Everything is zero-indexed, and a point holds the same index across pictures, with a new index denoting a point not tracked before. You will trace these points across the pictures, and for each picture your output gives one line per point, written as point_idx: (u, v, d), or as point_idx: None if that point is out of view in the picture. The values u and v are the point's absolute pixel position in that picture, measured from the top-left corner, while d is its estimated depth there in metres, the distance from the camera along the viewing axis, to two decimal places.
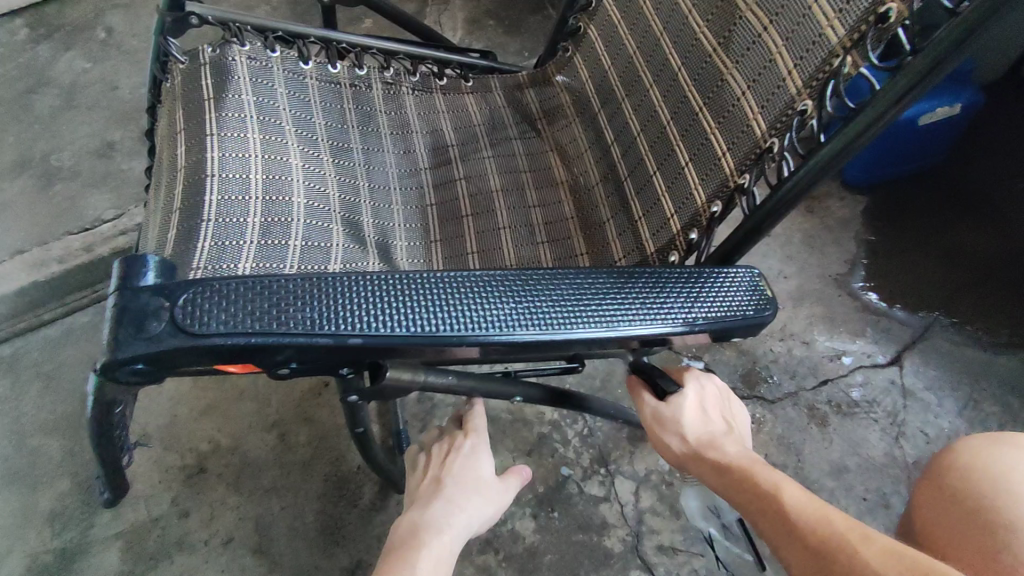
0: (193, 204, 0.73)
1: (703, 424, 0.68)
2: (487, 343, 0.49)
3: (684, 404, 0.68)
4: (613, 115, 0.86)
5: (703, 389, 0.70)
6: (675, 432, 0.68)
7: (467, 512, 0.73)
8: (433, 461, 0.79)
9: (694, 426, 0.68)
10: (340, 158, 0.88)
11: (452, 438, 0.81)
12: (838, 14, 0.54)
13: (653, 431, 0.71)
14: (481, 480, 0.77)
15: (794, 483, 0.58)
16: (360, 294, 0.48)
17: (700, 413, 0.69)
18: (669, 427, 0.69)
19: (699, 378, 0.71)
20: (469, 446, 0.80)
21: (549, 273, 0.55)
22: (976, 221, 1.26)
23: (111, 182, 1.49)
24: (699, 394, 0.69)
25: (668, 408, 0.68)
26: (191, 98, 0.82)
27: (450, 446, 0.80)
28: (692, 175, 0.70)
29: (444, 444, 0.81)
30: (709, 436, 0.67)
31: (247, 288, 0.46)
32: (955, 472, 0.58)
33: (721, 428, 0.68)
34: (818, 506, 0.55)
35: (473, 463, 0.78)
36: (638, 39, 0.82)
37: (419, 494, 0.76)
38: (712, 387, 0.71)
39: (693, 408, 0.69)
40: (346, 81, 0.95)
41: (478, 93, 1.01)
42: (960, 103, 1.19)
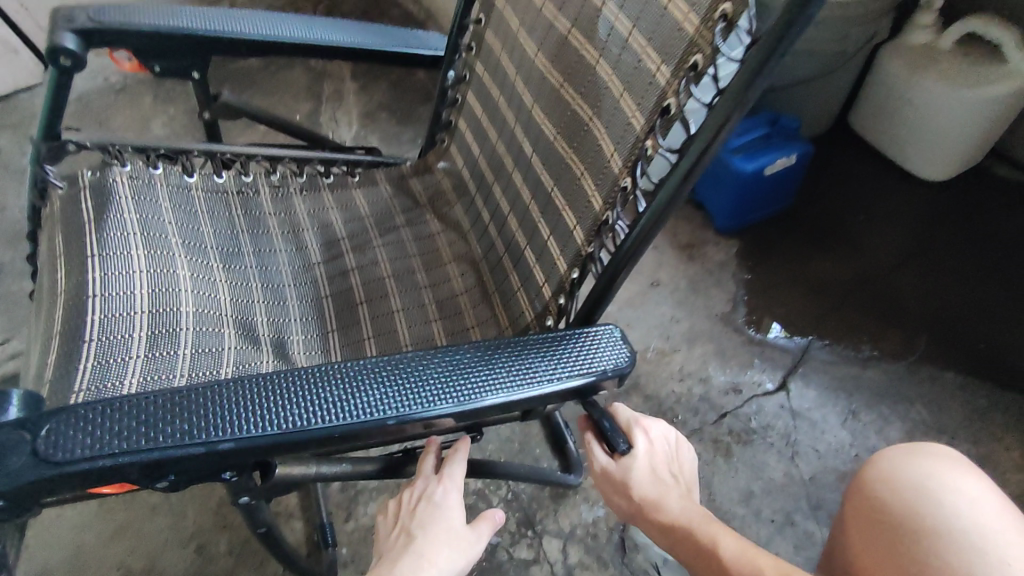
0: (73, 326, 0.74)
1: (654, 479, 0.70)
2: (363, 428, 0.52)
3: (636, 463, 0.69)
4: (487, 197, 0.94)
5: (654, 442, 0.70)
6: (624, 485, 0.70)
7: (438, 566, 0.65)
8: (403, 508, 0.70)
9: (643, 481, 0.70)
10: (230, 263, 0.91)
11: (426, 481, 0.70)
12: (637, 108, 0.63)
13: (602, 482, 0.72)
14: (454, 525, 0.68)
15: (730, 532, 0.67)
16: (232, 402, 0.50)
17: (650, 470, 0.70)
18: (615, 480, 0.70)
19: (648, 431, 0.70)
20: (440, 489, 0.69)
21: (420, 355, 0.59)
22: (833, 254, 1.42)
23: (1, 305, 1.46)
24: (650, 451, 0.70)
25: (620, 468, 0.69)
26: (71, 221, 0.84)
27: (421, 488, 0.69)
28: (554, 246, 0.78)
29: (415, 490, 0.70)
30: (658, 497, 0.69)
31: (116, 411, 0.48)
32: (881, 483, 0.72)
33: (668, 480, 0.71)
34: (748, 551, 0.64)
35: (446, 507, 0.69)
36: (497, 130, 0.91)
37: (387, 546, 0.68)
38: (659, 435, 0.72)
39: (644, 467, 0.70)
40: (233, 188, 0.99)
41: (365, 187, 1.07)
42: (795, 153, 1.34)
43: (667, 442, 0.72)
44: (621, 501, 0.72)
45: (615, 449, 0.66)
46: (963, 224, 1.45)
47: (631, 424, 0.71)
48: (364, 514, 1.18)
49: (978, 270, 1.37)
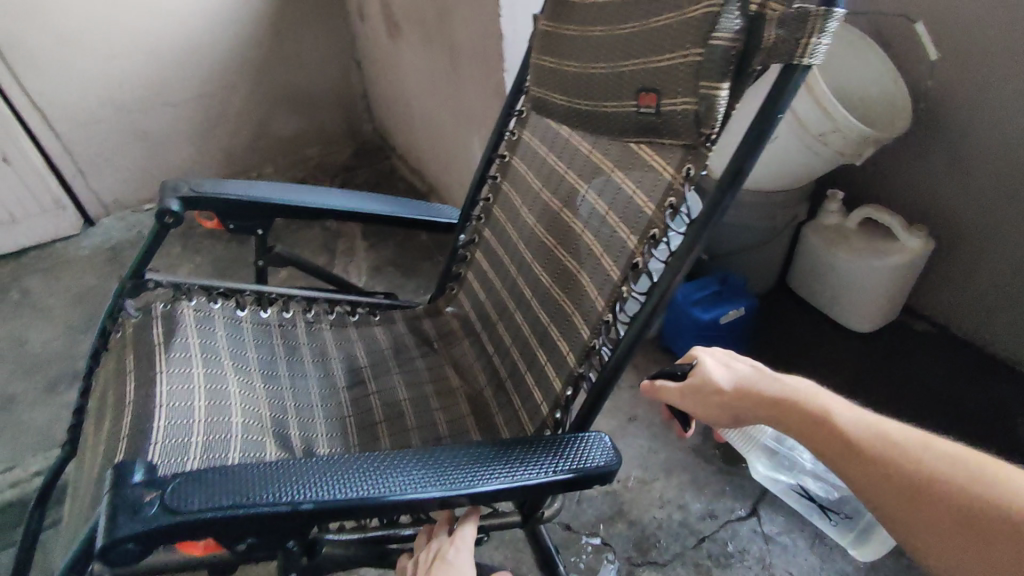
0: (141, 430, 0.86)
1: (734, 373, 0.79)
2: (408, 500, 0.65)
3: (708, 367, 0.81)
4: (492, 333, 1.14)
5: (718, 353, 0.83)
6: (709, 391, 0.79)
7: None
8: (422, 567, 0.79)
9: (724, 378, 0.79)
10: (270, 383, 1.05)
11: (442, 543, 0.81)
12: (614, 264, 0.85)
13: (691, 401, 0.80)
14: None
15: (835, 400, 0.70)
16: (308, 475, 0.64)
17: (725, 369, 0.80)
18: (704, 390, 0.79)
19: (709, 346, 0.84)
20: (452, 550, 0.79)
21: (448, 449, 0.74)
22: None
23: (9, 432, 1.53)
24: (716, 357, 0.82)
25: (694, 377, 0.80)
26: (142, 345, 0.99)
27: (437, 549, 0.80)
28: (550, 370, 0.96)
29: (431, 551, 0.81)
30: (745, 381, 0.78)
31: (222, 477, 0.60)
32: None
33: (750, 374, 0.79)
34: (859, 413, 0.67)
35: (457, 565, 0.78)
36: (501, 278, 1.13)
37: None
38: (725, 350, 0.84)
39: (717, 367, 0.81)
40: (275, 322, 1.16)
41: (384, 324, 1.26)
42: (742, 305, 1.58)
43: (734, 354, 0.83)
44: (723, 411, 0.78)
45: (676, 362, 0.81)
46: (896, 368, 1.65)
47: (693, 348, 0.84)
48: None
49: (915, 408, 1.55)
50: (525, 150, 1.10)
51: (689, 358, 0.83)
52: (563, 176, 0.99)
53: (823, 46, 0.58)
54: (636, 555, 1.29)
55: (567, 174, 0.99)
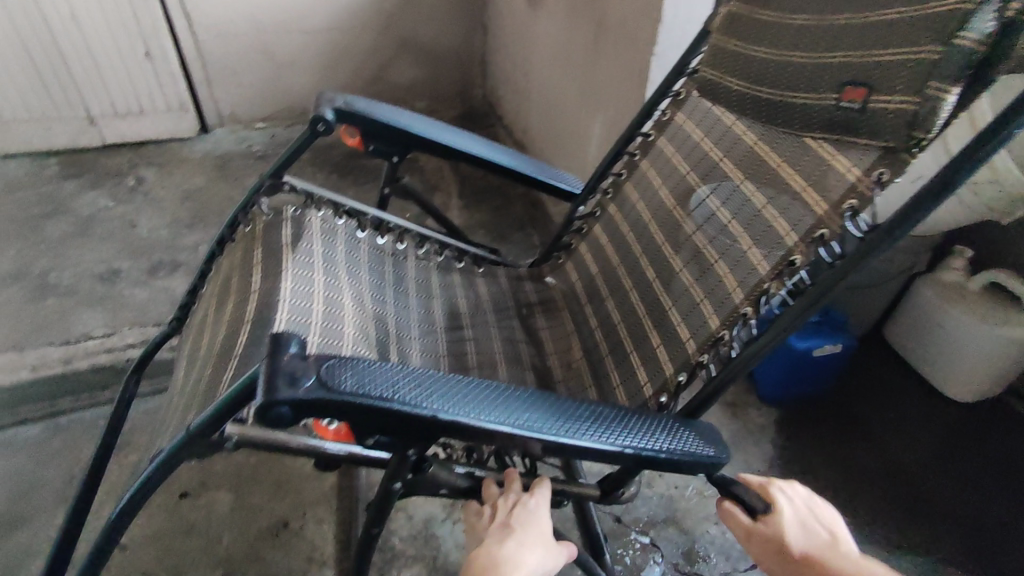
0: (264, 318, 0.89)
1: (806, 535, 0.75)
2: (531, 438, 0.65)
3: (785, 520, 0.74)
4: (598, 308, 1.13)
5: (794, 498, 0.77)
6: (776, 546, 0.74)
7: (536, 554, 0.76)
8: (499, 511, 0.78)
9: (795, 537, 0.74)
10: (378, 306, 1.06)
11: (519, 496, 0.80)
12: (763, 259, 0.82)
13: (752, 545, 0.76)
14: (545, 528, 0.79)
15: None
16: (445, 389, 0.64)
17: (799, 527, 0.75)
18: (773, 546, 0.74)
19: (785, 491, 0.76)
20: (535, 503, 0.79)
21: (570, 400, 0.73)
22: (867, 444, 1.52)
23: (108, 302, 1.62)
24: (792, 507, 0.76)
25: (767, 529, 0.74)
26: (270, 241, 1.03)
27: (517, 500, 0.79)
28: (662, 354, 0.94)
29: (508, 501, 0.79)
30: (813, 547, 0.74)
31: (371, 369, 0.61)
32: None
33: (820, 535, 0.75)
34: None
35: (539, 517, 0.79)
36: (620, 257, 1.12)
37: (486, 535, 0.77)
38: (798, 497, 0.77)
39: (793, 521, 0.75)
40: (389, 250, 1.18)
41: (487, 277, 1.27)
42: (841, 343, 1.51)
43: (804, 498, 0.78)
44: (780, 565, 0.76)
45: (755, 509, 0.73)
46: (989, 447, 1.55)
47: (769, 486, 0.77)
48: None
49: (1005, 493, 1.45)
50: (674, 132, 1.08)
51: (766, 503, 0.75)
52: (717, 164, 0.96)
53: None
54: (683, 563, 1.26)
55: (721, 163, 0.96)
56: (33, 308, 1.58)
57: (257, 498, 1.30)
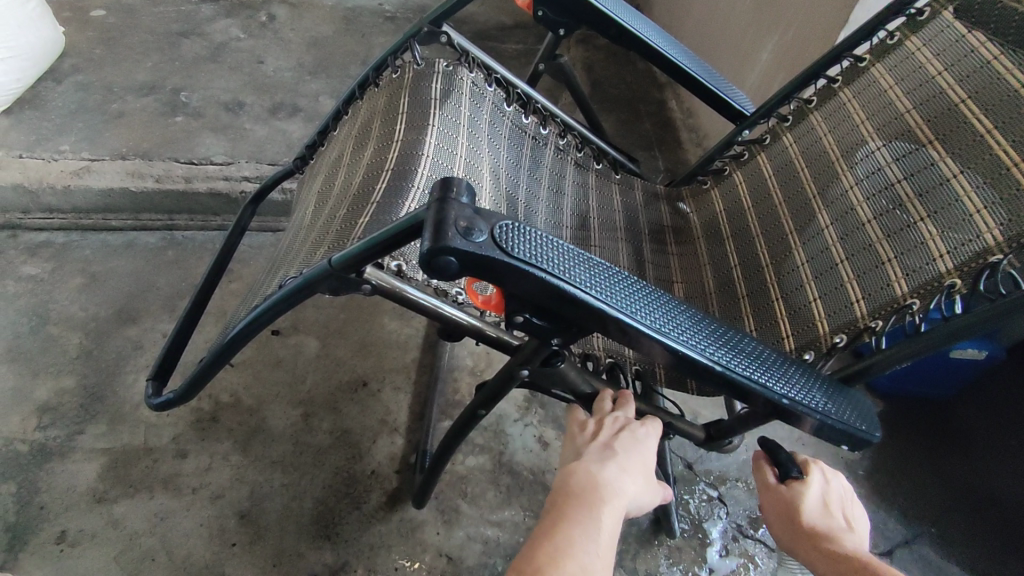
0: (404, 170, 0.83)
1: (823, 514, 0.73)
2: (691, 360, 0.58)
3: (810, 491, 0.74)
4: (742, 246, 1.01)
5: (827, 479, 0.76)
6: (793, 509, 0.73)
7: (636, 484, 0.70)
8: (603, 428, 0.74)
9: (813, 510, 0.73)
10: (512, 188, 0.99)
11: (630, 419, 0.75)
12: (997, 227, 0.69)
13: (769, 504, 0.76)
14: (648, 460, 0.73)
15: None
16: (613, 281, 0.57)
17: (819, 503, 0.74)
18: (790, 508, 0.73)
19: (822, 469, 0.76)
20: (645, 431, 0.74)
21: (730, 329, 0.65)
22: (966, 452, 1.38)
23: (229, 132, 1.62)
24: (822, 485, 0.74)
25: (790, 490, 0.73)
26: (417, 93, 0.95)
27: (628, 421, 0.75)
28: (818, 309, 0.83)
29: (618, 421, 0.74)
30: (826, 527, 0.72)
31: (543, 239, 0.54)
32: None
33: (839, 523, 0.73)
34: None
35: (645, 447, 0.73)
36: (786, 194, 0.99)
37: (584, 451, 0.72)
38: (832, 481, 0.76)
39: (816, 498, 0.74)
40: (530, 132, 1.08)
41: (621, 187, 1.17)
42: (987, 351, 1.31)
43: (839, 490, 0.76)
44: (787, 530, 0.74)
45: (789, 468, 0.73)
46: None
47: (808, 461, 0.76)
48: (460, 462, 1.20)
49: None
50: (898, 60, 0.90)
51: (800, 470, 0.74)
52: (957, 105, 0.80)
53: None
54: (747, 526, 1.21)
55: (963, 104, 0.79)
56: (162, 123, 1.61)
57: (342, 352, 1.32)
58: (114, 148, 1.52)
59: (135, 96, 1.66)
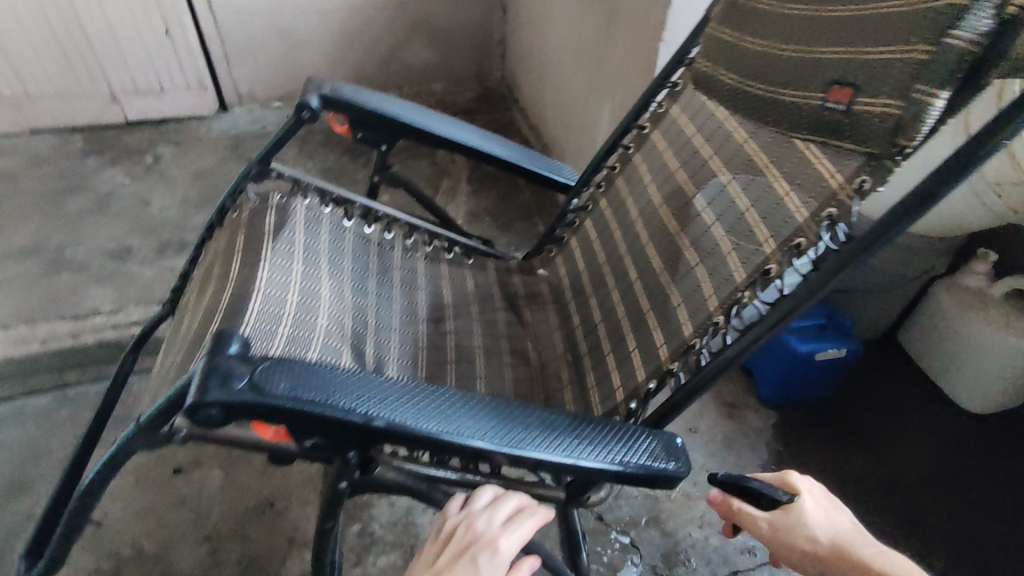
0: (235, 307, 0.90)
1: (825, 521, 0.73)
2: (475, 447, 0.63)
3: (805, 507, 0.72)
4: (581, 306, 1.10)
5: (811, 489, 0.75)
6: (800, 534, 0.72)
7: None
8: (450, 550, 0.69)
9: (818, 525, 0.72)
10: (358, 297, 1.06)
11: (487, 532, 0.70)
12: (741, 266, 0.79)
13: (777, 540, 0.73)
14: None
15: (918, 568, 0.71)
16: (386, 392, 0.63)
17: (819, 513, 0.74)
18: (798, 534, 0.72)
19: (802, 480, 0.75)
20: (489, 557, 0.67)
21: (525, 408, 0.71)
22: (876, 456, 1.46)
23: (117, 280, 1.67)
24: (811, 494, 0.74)
25: (790, 517, 0.72)
26: (253, 229, 1.03)
27: (476, 540, 0.69)
28: (636, 357, 0.91)
29: (471, 532, 0.70)
30: (840, 539, 0.72)
31: (308, 370, 0.61)
32: None
33: (841, 523, 0.74)
34: None
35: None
36: (606, 253, 1.09)
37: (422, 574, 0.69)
38: (813, 484, 0.76)
39: (812, 510, 0.73)
40: (375, 239, 1.16)
41: (475, 270, 1.25)
42: (845, 348, 1.45)
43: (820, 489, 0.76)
44: (804, 555, 0.73)
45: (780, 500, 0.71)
46: (1009, 466, 1.47)
47: (789, 478, 0.75)
48: (372, 564, 1.21)
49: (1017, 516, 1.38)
50: (668, 125, 1.02)
51: (789, 493, 0.72)
52: (706, 161, 0.91)
53: None
54: (662, 565, 1.24)
55: (710, 160, 0.91)
56: (48, 283, 1.64)
57: (244, 477, 1.33)
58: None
59: (18, 262, 1.70)
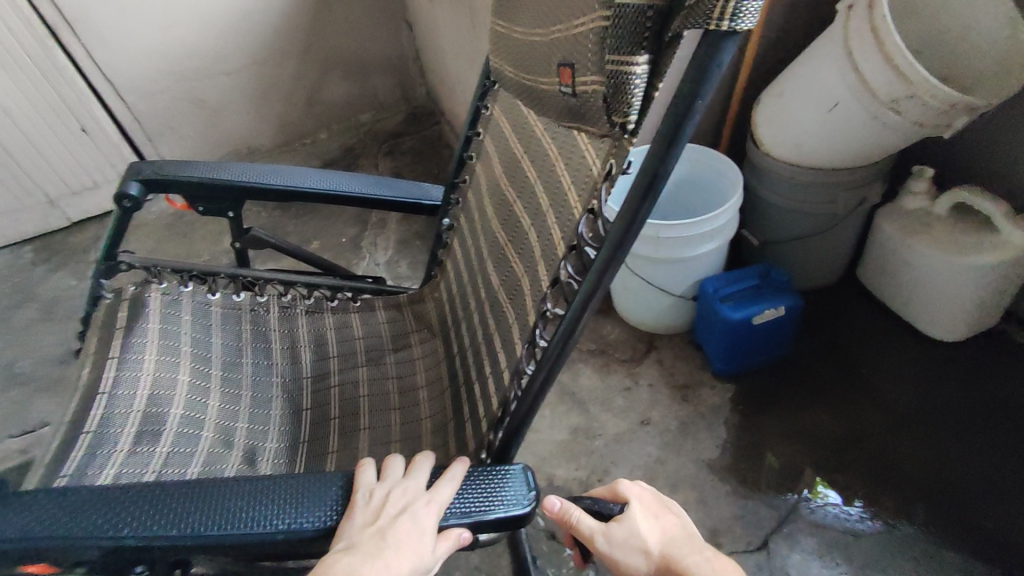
0: (79, 419, 0.89)
1: (654, 527, 0.70)
2: (233, 539, 0.60)
3: (635, 516, 0.69)
4: (458, 332, 1.05)
5: (641, 495, 0.73)
6: (631, 546, 0.68)
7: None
8: (385, 510, 0.64)
9: (646, 534, 0.69)
10: (228, 373, 1.03)
11: (416, 494, 0.67)
12: (545, 273, 0.72)
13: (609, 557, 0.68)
14: (423, 545, 0.62)
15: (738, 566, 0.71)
16: (142, 503, 0.61)
17: (649, 521, 0.70)
18: (627, 549, 0.67)
19: (630, 487, 0.72)
20: (426, 509, 0.65)
21: (323, 479, 0.66)
22: (850, 406, 1.40)
23: (63, 385, 1.71)
24: (640, 502, 0.71)
25: (622, 529, 0.68)
26: (106, 328, 1.01)
27: (410, 499, 0.66)
28: (490, 384, 0.85)
29: (404, 496, 0.66)
30: (665, 544, 0.69)
31: (51, 500, 0.61)
32: None
33: (670, 529, 0.71)
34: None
35: (424, 528, 0.63)
36: (468, 273, 1.03)
37: (359, 535, 0.61)
38: (643, 490, 0.74)
39: (643, 519, 0.70)
40: (247, 307, 1.14)
41: (363, 312, 1.20)
42: (783, 305, 1.37)
43: (649, 494, 0.74)
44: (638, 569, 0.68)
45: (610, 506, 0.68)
46: (989, 388, 1.40)
47: (618, 487, 0.72)
48: None
49: (994, 447, 1.30)
50: (495, 128, 0.96)
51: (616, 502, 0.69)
52: (519, 160, 0.84)
53: (753, 5, 0.42)
54: None
55: (523, 159, 0.83)
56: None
57: None
58: None
59: None
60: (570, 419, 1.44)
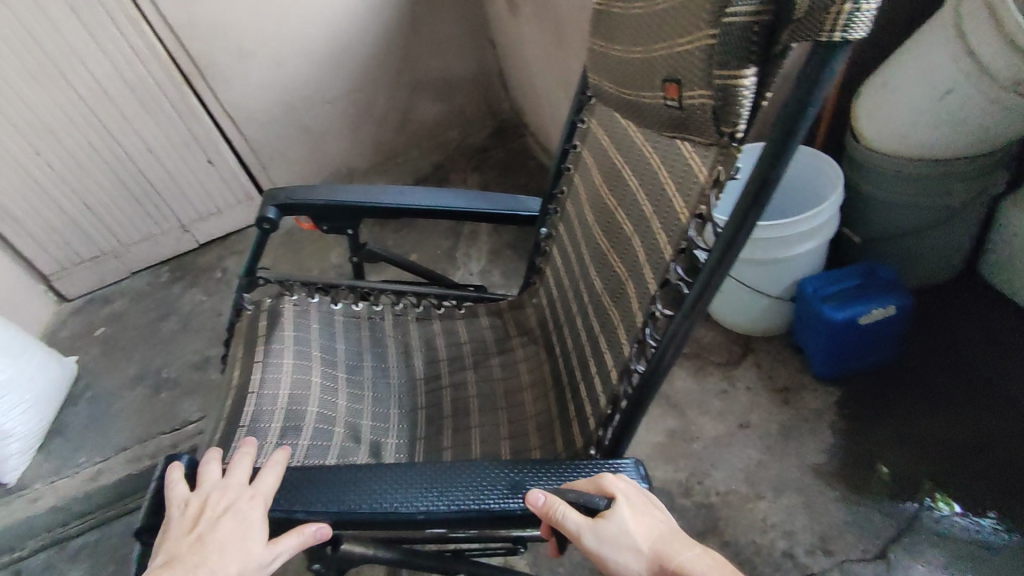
0: (235, 415, 1.01)
1: (643, 524, 0.67)
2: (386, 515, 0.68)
3: (620, 511, 0.66)
4: (560, 335, 1.10)
5: (626, 490, 0.69)
6: (617, 544, 0.65)
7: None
8: (204, 514, 0.68)
9: (636, 531, 0.66)
10: (353, 375, 1.14)
11: (239, 492, 0.70)
12: (652, 276, 0.76)
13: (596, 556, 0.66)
14: (249, 546, 0.66)
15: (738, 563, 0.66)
16: (308, 482, 0.70)
17: (638, 517, 0.67)
18: (616, 547, 0.65)
19: (618, 482, 0.69)
20: (247, 504, 0.68)
21: (456, 465, 0.73)
22: (971, 410, 1.33)
23: (203, 389, 1.93)
24: (627, 498, 0.68)
25: (608, 526, 0.65)
26: (250, 336, 1.15)
27: (231, 500, 0.69)
28: (597, 383, 0.89)
29: (225, 497, 0.70)
30: (657, 541, 0.66)
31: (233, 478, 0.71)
32: None
33: (662, 526, 0.68)
34: None
35: (247, 526, 0.67)
36: (568, 279, 1.08)
37: (178, 545, 0.66)
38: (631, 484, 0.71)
39: (629, 515, 0.67)
40: (365, 315, 1.25)
41: (467, 318, 1.29)
42: (893, 304, 1.32)
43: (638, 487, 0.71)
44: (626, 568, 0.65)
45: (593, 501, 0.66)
46: None
47: (603, 480, 0.69)
48: None
49: None
50: (593, 140, 1.00)
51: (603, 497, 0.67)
52: (619, 171, 0.89)
53: (864, 14, 0.44)
54: None
55: (621, 170, 0.88)
56: (152, 404, 1.93)
57: None
58: (119, 441, 1.84)
59: (128, 391, 2.00)
60: (666, 421, 1.45)
